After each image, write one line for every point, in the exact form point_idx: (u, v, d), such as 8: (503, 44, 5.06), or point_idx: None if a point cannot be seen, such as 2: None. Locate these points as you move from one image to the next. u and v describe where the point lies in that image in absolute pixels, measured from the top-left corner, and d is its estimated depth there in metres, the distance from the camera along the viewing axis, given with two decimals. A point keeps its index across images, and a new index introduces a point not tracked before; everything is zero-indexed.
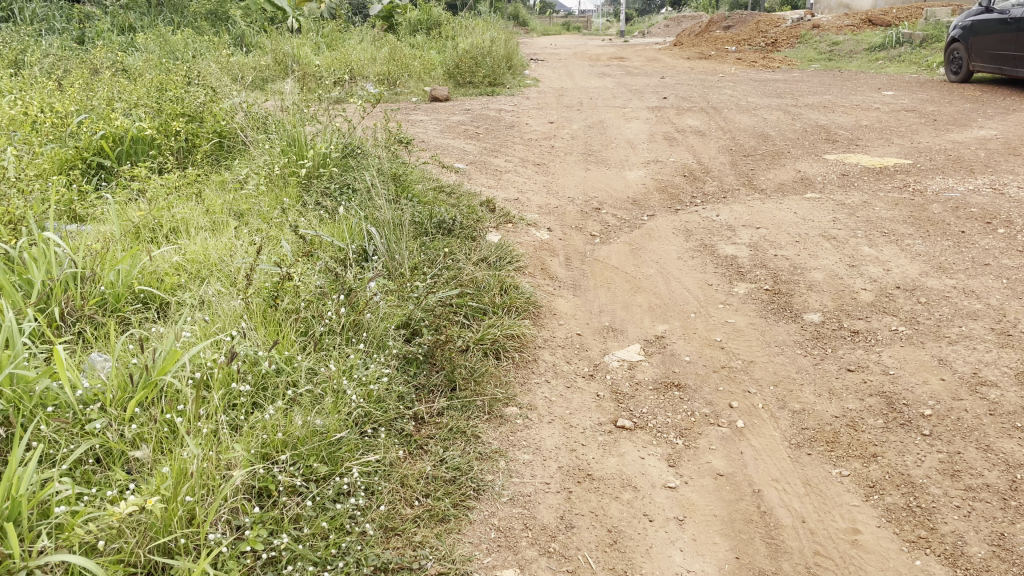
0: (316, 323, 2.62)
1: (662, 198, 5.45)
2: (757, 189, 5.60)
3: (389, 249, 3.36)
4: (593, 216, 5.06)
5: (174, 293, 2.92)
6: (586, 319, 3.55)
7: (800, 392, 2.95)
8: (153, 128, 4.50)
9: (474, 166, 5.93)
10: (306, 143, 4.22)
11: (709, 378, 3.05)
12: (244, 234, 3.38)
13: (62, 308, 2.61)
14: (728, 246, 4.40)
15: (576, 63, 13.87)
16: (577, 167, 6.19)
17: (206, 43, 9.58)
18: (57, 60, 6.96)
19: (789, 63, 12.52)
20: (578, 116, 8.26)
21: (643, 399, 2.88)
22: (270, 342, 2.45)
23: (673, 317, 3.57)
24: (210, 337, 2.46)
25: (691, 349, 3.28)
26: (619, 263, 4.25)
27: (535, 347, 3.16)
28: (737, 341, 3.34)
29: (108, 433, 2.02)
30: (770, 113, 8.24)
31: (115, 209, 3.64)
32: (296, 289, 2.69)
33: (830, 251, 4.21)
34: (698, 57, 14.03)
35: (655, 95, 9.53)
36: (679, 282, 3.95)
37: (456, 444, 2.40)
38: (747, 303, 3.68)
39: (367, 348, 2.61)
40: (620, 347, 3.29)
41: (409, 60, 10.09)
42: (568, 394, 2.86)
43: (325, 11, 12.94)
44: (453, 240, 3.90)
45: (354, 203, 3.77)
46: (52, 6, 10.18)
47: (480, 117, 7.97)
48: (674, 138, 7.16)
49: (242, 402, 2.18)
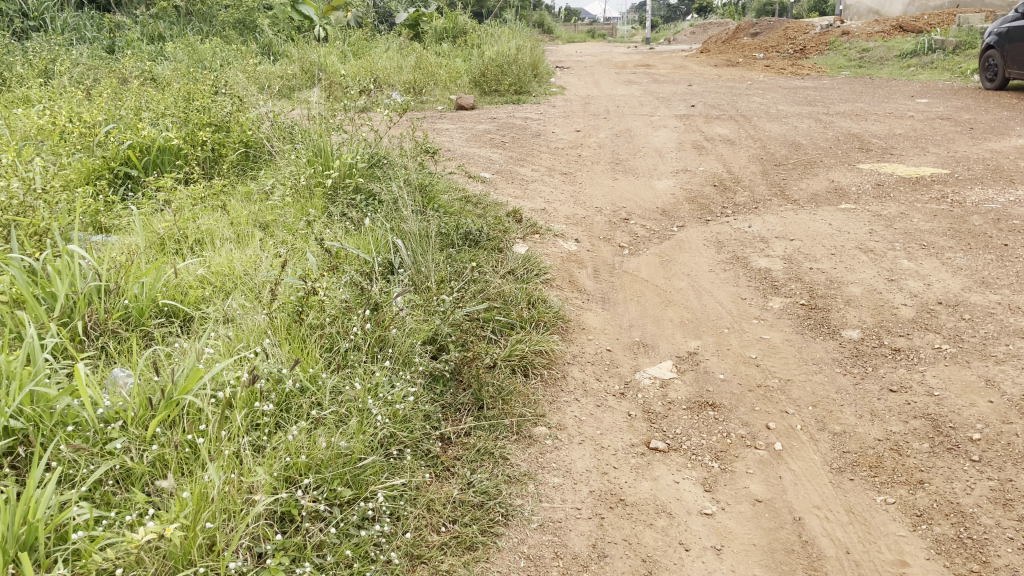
0: (341, 339, 2.56)
1: (692, 208, 5.35)
2: (790, 200, 5.48)
3: (415, 261, 3.30)
4: (622, 227, 4.98)
5: (198, 307, 2.88)
6: (616, 334, 3.46)
7: (840, 413, 2.84)
8: (179, 138, 4.49)
9: (500, 175, 5.87)
10: (332, 154, 4.19)
11: (745, 398, 2.95)
12: (269, 246, 3.34)
13: (85, 322, 2.57)
14: (761, 258, 4.29)
15: (602, 71, 13.79)
16: (604, 177, 6.11)
17: (234, 52, 9.64)
18: (87, 70, 7.02)
19: (819, 70, 12.34)
20: (606, 124, 8.18)
21: (677, 419, 2.78)
22: (294, 358, 2.38)
23: (706, 332, 3.47)
24: (234, 353, 2.40)
25: (725, 366, 3.18)
26: (649, 276, 4.16)
27: (564, 364, 3.08)
28: (772, 358, 3.23)
29: (128, 454, 1.97)
30: (801, 121, 8.10)
31: (141, 220, 3.62)
32: (322, 304, 2.63)
33: (867, 265, 4.08)
34: (726, 64, 13.89)
35: (683, 103, 9.42)
36: (711, 295, 3.85)
37: (484, 466, 2.32)
38: (783, 319, 3.58)
39: (392, 365, 2.54)
40: (652, 364, 3.20)
41: (434, 68, 10.07)
42: (598, 413, 2.78)
43: (352, 20, 12.99)
44: (480, 252, 3.83)
45: (380, 214, 3.72)
46: (84, 15, 10.31)
47: (506, 126, 7.92)
48: (703, 146, 7.05)
49: (265, 422, 2.12)
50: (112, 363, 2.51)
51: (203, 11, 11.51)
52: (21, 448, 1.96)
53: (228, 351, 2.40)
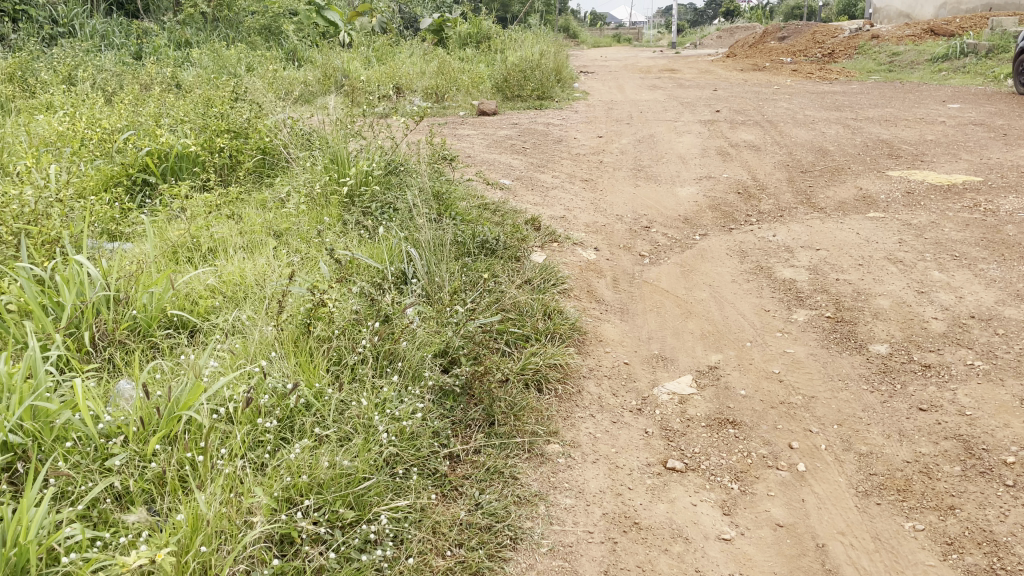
0: (349, 353, 2.51)
1: (715, 216, 5.24)
2: (816, 208, 5.34)
3: (429, 271, 3.24)
4: (643, 235, 4.88)
5: (208, 317, 2.84)
6: (634, 346, 3.37)
7: (866, 433, 2.73)
8: (197, 145, 4.47)
9: (520, 182, 5.80)
10: (349, 161, 4.14)
11: (767, 415, 2.85)
12: (282, 255, 3.30)
13: (92, 333, 2.54)
14: (786, 268, 4.18)
15: (626, 76, 13.69)
16: (626, 184, 6.02)
17: (258, 58, 9.67)
18: (111, 76, 7.05)
19: (847, 75, 12.14)
20: (629, 130, 8.08)
21: (696, 437, 2.69)
22: (301, 371, 2.33)
23: (728, 346, 3.37)
24: (239, 367, 2.36)
25: (747, 382, 3.07)
26: (670, 286, 4.06)
27: (580, 378, 3.00)
28: (796, 374, 3.13)
29: (127, 471, 1.93)
30: (829, 127, 7.95)
31: (155, 229, 3.59)
32: (330, 316, 2.57)
33: (896, 276, 3.95)
34: (752, 69, 13.72)
35: (708, 108, 9.29)
36: (733, 307, 3.75)
37: (492, 486, 2.25)
38: (807, 332, 3.46)
39: (401, 380, 2.48)
40: (671, 379, 3.10)
41: (457, 74, 10.03)
42: (614, 430, 2.69)
43: (376, 25, 13.00)
44: (496, 261, 3.76)
45: (395, 222, 3.67)
46: (112, 22, 10.40)
47: (528, 131, 7.85)
48: (727, 153, 6.93)
49: (268, 439, 2.06)
50: (118, 374, 2.48)
51: (229, 17, 11.57)
52: (19, 464, 1.92)
53: (234, 364, 2.35)
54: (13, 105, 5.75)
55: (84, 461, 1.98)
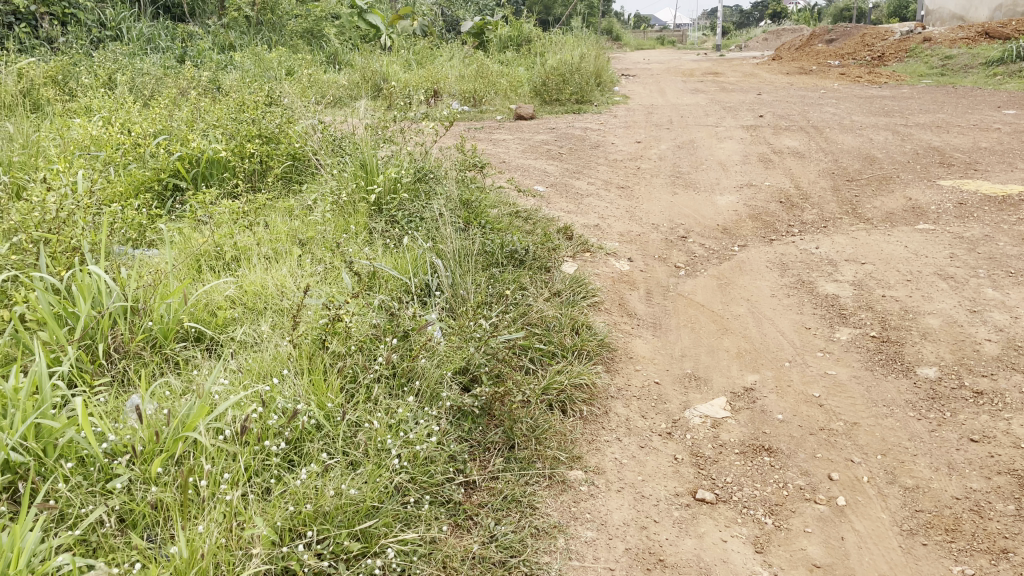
0: (364, 370, 2.42)
1: (756, 226, 5.06)
2: (862, 219, 5.13)
3: (454, 283, 3.16)
4: (679, 246, 4.73)
5: (226, 329, 2.78)
6: (666, 365, 3.23)
7: (912, 465, 2.56)
8: (227, 150, 4.44)
9: (555, 189, 5.68)
10: (378, 168, 4.08)
11: (805, 443, 2.69)
12: (306, 264, 3.26)
13: (108, 344, 2.50)
14: (829, 283, 3.99)
15: (667, 79, 13.47)
16: (664, 191, 5.86)
17: (299, 62, 9.71)
18: (151, 80, 7.11)
19: (897, 79, 11.78)
20: (668, 135, 7.90)
21: (728, 465, 2.55)
22: (314, 389, 2.25)
23: (765, 366, 3.21)
24: (251, 384, 2.29)
25: (784, 405, 2.91)
26: (706, 299, 3.91)
27: (607, 399, 2.87)
28: (838, 398, 2.96)
29: (128, 494, 1.88)
30: (877, 133, 7.67)
31: (181, 236, 3.57)
32: (347, 331, 2.49)
33: (946, 293, 3.75)
34: (798, 73, 13.41)
35: (751, 113, 9.06)
36: (772, 324, 3.59)
37: (510, 516, 2.14)
38: (851, 353, 3.29)
39: (418, 401, 2.39)
40: (703, 401, 2.96)
41: (495, 77, 9.94)
42: (641, 455, 2.56)
43: (418, 29, 12.99)
44: (524, 272, 3.66)
45: (422, 231, 3.60)
46: (158, 25, 10.55)
47: (565, 136, 7.72)
48: (770, 160, 6.72)
49: (274, 463, 1.99)
50: (132, 388, 2.43)
51: (273, 20, 11.66)
52: (18, 484, 1.87)
53: (245, 382, 2.28)
54: (52, 108, 5.80)
55: (86, 483, 1.93)
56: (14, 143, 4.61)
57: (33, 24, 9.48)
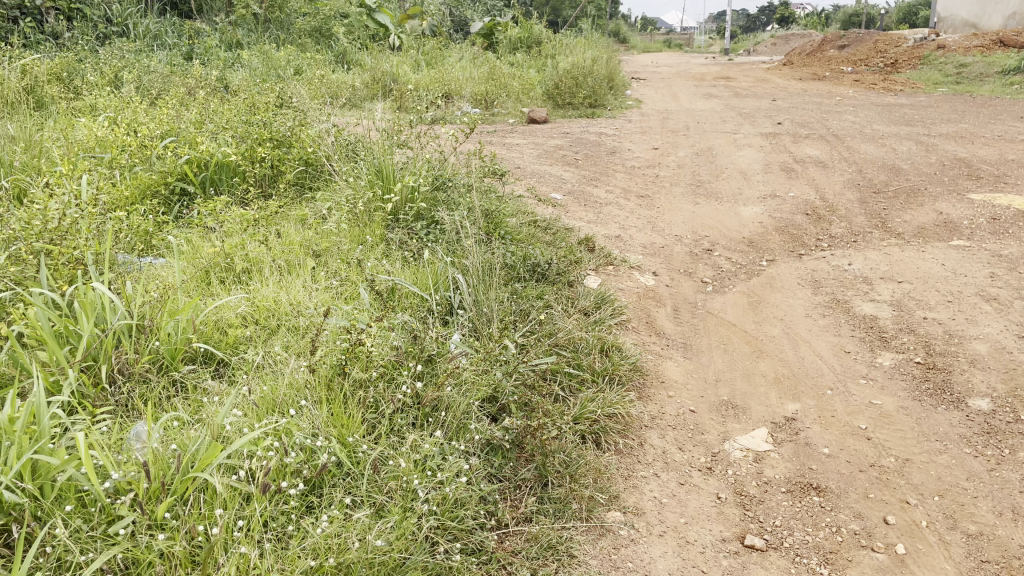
0: (386, 399, 2.24)
1: (783, 240, 4.88)
2: (892, 233, 4.95)
3: (477, 301, 2.99)
4: (704, 259, 4.55)
5: (237, 350, 2.61)
6: (700, 391, 3.05)
7: (973, 509, 2.38)
8: (238, 154, 4.26)
9: (572, 197, 5.51)
10: (394, 175, 3.91)
11: (855, 481, 2.51)
12: (321, 278, 3.11)
13: (113, 366, 2.33)
14: (865, 303, 3.81)
15: (679, 83, 13.27)
16: (685, 201, 5.68)
17: (308, 61, 9.54)
18: (157, 78, 6.94)
19: (913, 86, 11.57)
20: (685, 142, 7.73)
21: (776, 506, 2.38)
22: (334, 422, 2.08)
23: (805, 394, 3.03)
24: (265, 416, 2.11)
25: (830, 438, 2.74)
26: (737, 318, 3.73)
27: (641, 428, 2.70)
28: (887, 432, 2.78)
29: (133, 540, 1.71)
30: (900, 143, 7.48)
31: (189, 246, 3.41)
32: (368, 356, 2.31)
33: (991, 316, 3.56)
34: (811, 79, 13.21)
35: (768, 120, 8.87)
36: (809, 347, 3.41)
37: (547, 566, 1.97)
38: (895, 381, 3.11)
39: (444, 434, 2.21)
40: (743, 431, 2.78)
41: (507, 79, 9.77)
42: (682, 494, 2.39)
43: (427, 29, 12.82)
44: (548, 288, 3.50)
45: (441, 244, 3.44)
46: (165, 22, 10.37)
47: (580, 142, 7.55)
48: (792, 169, 6.54)
49: (292, 507, 1.82)
50: (137, 416, 2.26)
51: (281, 18, 11.50)
52: (12, 527, 1.70)
53: (259, 413, 2.11)
54: (57, 107, 5.64)
55: (87, 528, 1.76)
56: (17, 143, 4.45)
57: (38, 19, 9.31)
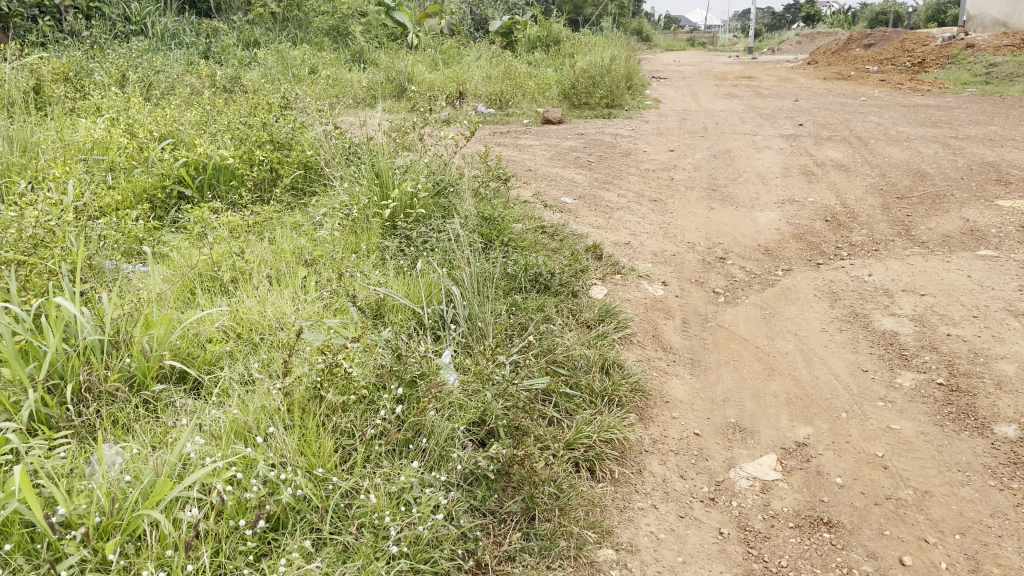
0: (364, 425, 2.11)
1: (800, 248, 4.69)
2: (916, 242, 4.74)
3: (472, 314, 2.86)
4: (717, 268, 4.37)
5: (215, 366, 2.48)
6: (706, 412, 2.88)
7: (998, 550, 2.19)
8: (236, 157, 4.14)
9: (583, 201, 5.35)
10: (393, 178, 3.76)
11: (869, 516, 2.33)
12: (311, 288, 2.98)
13: (80, 383, 2.21)
14: (885, 318, 3.62)
15: (699, 83, 13.04)
16: (699, 206, 5.50)
17: (324, 61, 9.44)
18: (168, 78, 6.85)
19: (941, 87, 11.25)
20: (703, 144, 7.53)
21: (782, 543, 2.21)
22: (304, 451, 1.95)
23: (819, 417, 2.86)
24: (232, 442, 1.99)
25: (843, 467, 2.56)
26: (748, 332, 3.55)
27: (640, 454, 2.55)
28: (905, 460, 2.60)
29: None
30: (926, 145, 7.24)
31: (178, 252, 3.29)
32: (347, 378, 2.17)
33: (1020, 334, 3.36)
34: (836, 78, 12.92)
35: (789, 121, 8.65)
36: (824, 364, 3.23)
37: None
38: (915, 404, 2.92)
39: (423, 464, 2.08)
40: (750, 458, 2.61)
41: (523, 79, 9.61)
42: (681, 529, 2.23)
43: (445, 27, 12.68)
44: (549, 299, 3.35)
45: (438, 251, 3.28)
46: (183, 21, 10.32)
47: (595, 143, 7.38)
48: (813, 173, 6.33)
49: (250, 547, 1.69)
50: (103, 438, 2.14)
51: (299, 17, 11.43)
52: None
53: (225, 440, 1.98)
54: (63, 108, 5.58)
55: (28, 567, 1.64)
56: (15, 147, 4.37)
57: (57, 18, 9.29)
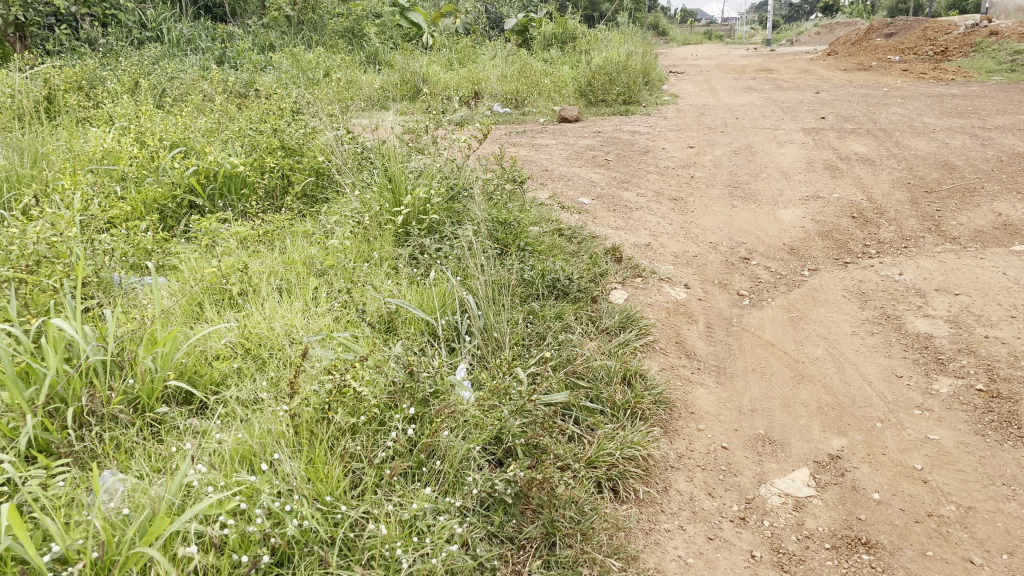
0: (375, 449, 2.03)
1: (827, 246, 4.54)
2: (947, 238, 4.57)
3: (488, 325, 2.77)
4: (741, 268, 4.23)
5: (220, 385, 2.41)
6: (733, 423, 2.76)
7: None
8: (246, 164, 4.07)
9: (601, 202, 5.23)
10: (405, 183, 3.68)
11: (910, 535, 2.20)
12: (322, 299, 2.91)
13: (81, 407, 2.14)
14: (919, 319, 3.47)
15: (718, 76, 12.85)
16: (721, 204, 5.36)
17: (338, 63, 9.38)
18: (182, 86, 6.82)
19: (965, 76, 10.98)
20: (724, 139, 7.38)
21: (818, 567, 2.09)
22: (310, 477, 1.87)
23: (853, 427, 2.72)
24: (236, 470, 1.91)
25: (880, 482, 2.43)
26: (775, 336, 3.43)
27: (665, 471, 2.44)
28: (946, 473, 2.46)
29: None
30: (953, 136, 7.03)
31: (187, 264, 3.22)
32: (357, 398, 2.08)
33: None
34: (856, 69, 12.67)
35: (811, 114, 8.46)
36: (856, 370, 3.10)
37: None
38: (955, 412, 2.78)
39: (436, 489, 1.99)
40: (782, 473, 2.48)
41: (539, 77, 9.49)
42: (710, 553, 2.11)
43: (460, 26, 12.58)
44: (568, 306, 3.24)
45: (452, 257, 3.19)
46: (199, 26, 10.32)
47: (612, 141, 7.25)
48: (837, 167, 6.16)
49: None
50: (106, 465, 2.06)
51: (314, 20, 11.37)
52: None
53: (228, 467, 1.90)
54: (75, 117, 5.53)
55: None
56: (25, 159, 4.32)
57: (74, 26, 9.31)
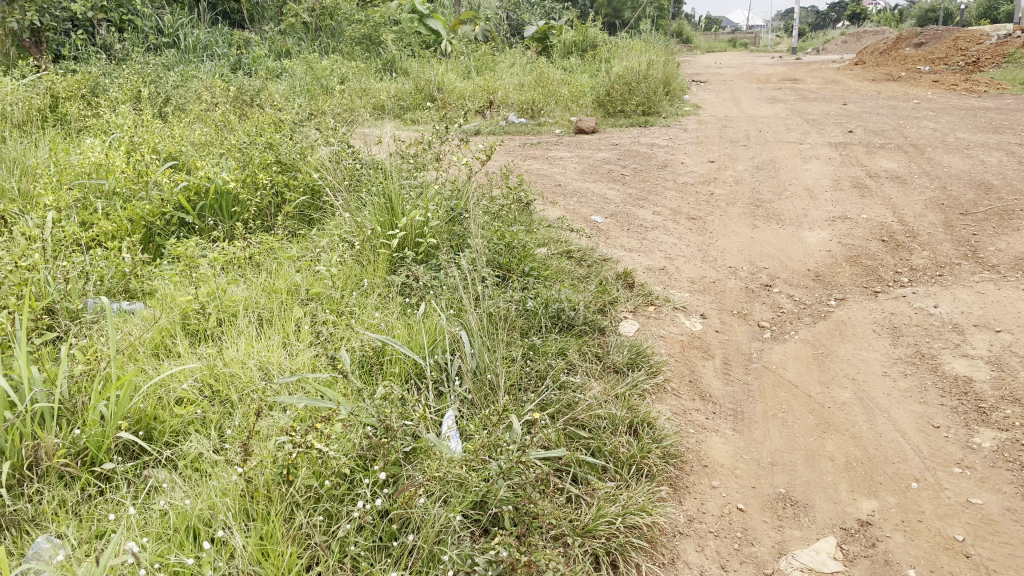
0: (339, 520, 1.80)
1: (856, 273, 4.25)
2: (985, 266, 4.26)
3: (480, 365, 2.53)
4: (762, 296, 3.95)
5: (178, 434, 2.18)
6: (751, 478, 2.49)
7: None
8: (238, 181, 3.88)
9: (615, 220, 4.97)
10: (402, 204, 3.45)
11: None
12: (303, 333, 2.69)
13: (20, 460, 1.93)
14: (956, 360, 3.18)
15: (741, 86, 12.52)
16: (742, 223, 5.08)
17: (352, 70, 9.18)
18: (187, 95, 6.64)
19: (999, 88, 10.58)
20: (746, 153, 7.09)
21: None
22: (256, 557, 1.65)
23: (885, 487, 2.45)
24: (179, 547, 1.70)
25: (916, 554, 2.16)
26: (797, 374, 3.16)
27: (673, 540, 2.18)
28: (990, 546, 2.18)
29: None
30: (989, 153, 6.69)
31: (165, 289, 3.02)
32: (318, 461, 1.85)
33: None
34: (885, 80, 12.28)
35: (838, 127, 8.14)
36: (888, 418, 2.82)
37: None
38: (1000, 472, 2.49)
39: (405, 569, 1.76)
40: (805, 542, 2.21)
41: (556, 85, 9.25)
42: None
43: (480, 33, 12.38)
44: (571, 340, 2.99)
45: (446, 287, 2.95)
46: (215, 32, 10.17)
47: (629, 154, 6.99)
48: (865, 185, 5.86)
49: None
50: (45, 527, 1.85)
51: (332, 25, 11.17)
52: None
53: (170, 544, 1.70)
54: (73, 127, 5.37)
55: None
56: (12, 173, 4.16)
57: (91, 31, 9.18)
